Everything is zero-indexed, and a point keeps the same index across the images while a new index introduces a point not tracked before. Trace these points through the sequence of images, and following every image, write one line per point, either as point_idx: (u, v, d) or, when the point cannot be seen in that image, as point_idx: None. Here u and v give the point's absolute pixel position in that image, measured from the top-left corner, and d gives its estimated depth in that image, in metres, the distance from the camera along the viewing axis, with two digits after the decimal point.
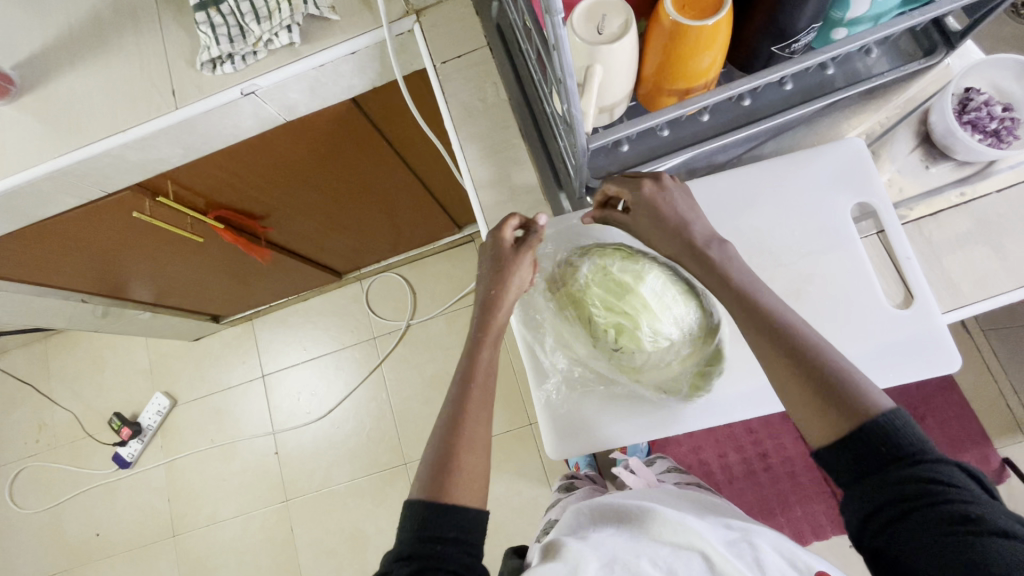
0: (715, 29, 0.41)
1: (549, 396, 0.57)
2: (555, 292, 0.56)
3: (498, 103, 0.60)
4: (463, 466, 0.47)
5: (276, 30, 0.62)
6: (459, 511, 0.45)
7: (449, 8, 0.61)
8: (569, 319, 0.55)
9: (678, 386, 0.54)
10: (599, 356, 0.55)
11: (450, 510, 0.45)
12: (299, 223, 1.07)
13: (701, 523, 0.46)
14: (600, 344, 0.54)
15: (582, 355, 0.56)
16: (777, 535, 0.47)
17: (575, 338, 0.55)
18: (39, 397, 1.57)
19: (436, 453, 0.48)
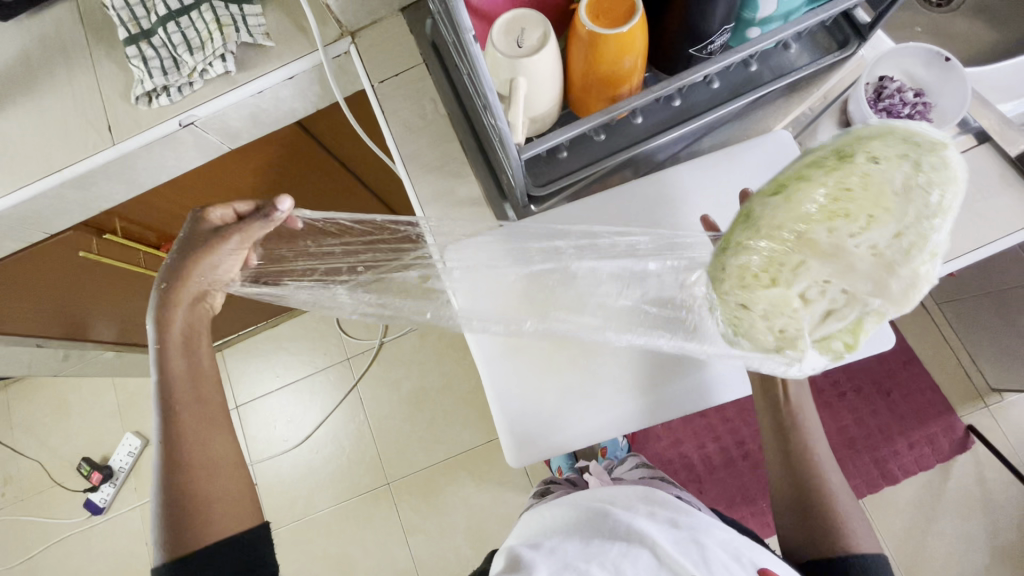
0: (630, 35, 0.42)
1: (529, 379, 0.57)
2: (900, 156, 0.42)
3: (437, 118, 0.60)
4: (207, 498, 0.51)
5: (210, 60, 0.62)
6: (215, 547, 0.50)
7: (382, 28, 0.63)
8: (865, 196, 0.42)
9: (787, 354, 0.48)
10: (796, 237, 0.44)
11: (198, 558, 0.49)
12: None
13: (652, 525, 0.47)
14: (733, 251, 0.49)
15: (853, 261, 0.42)
16: (722, 530, 0.48)
17: (845, 222, 0.43)
18: (3, 449, 1.51)
19: (165, 496, 0.50)
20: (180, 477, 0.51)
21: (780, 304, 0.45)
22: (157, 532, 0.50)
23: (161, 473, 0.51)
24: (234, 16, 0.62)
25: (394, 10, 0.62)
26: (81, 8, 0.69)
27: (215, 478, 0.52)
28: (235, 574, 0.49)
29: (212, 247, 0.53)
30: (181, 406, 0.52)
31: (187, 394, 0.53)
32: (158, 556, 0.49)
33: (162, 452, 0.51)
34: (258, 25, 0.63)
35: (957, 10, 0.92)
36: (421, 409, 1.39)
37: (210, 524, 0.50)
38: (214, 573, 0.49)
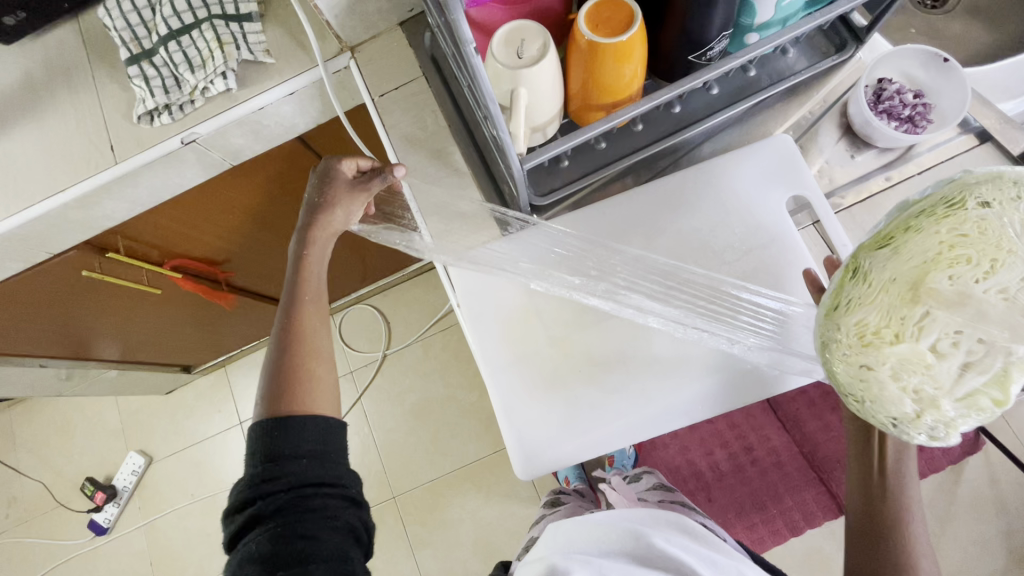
0: (630, 44, 0.42)
1: (547, 366, 0.56)
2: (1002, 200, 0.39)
3: (438, 129, 0.60)
4: (306, 381, 0.52)
5: (211, 78, 0.62)
6: (307, 421, 0.50)
7: (381, 43, 0.63)
8: (971, 236, 0.39)
9: (922, 421, 0.40)
10: (914, 290, 0.40)
11: (291, 425, 0.49)
12: (261, 265, 1.06)
13: (686, 552, 0.49)
14: (844, 310, 0.44)
15: (983, 307, 0.37)
16: (748, 566, 0.51)
17: (963, 266, 0.38)
18: (7, 470, 1.51)
19: (272, 368, 0.53)
20: (291, 356, 0.53)
21: (908, 363, 0.40)
22: (260, 397, 0.52)
23: (273, 349, 0.54)
24: (235, 34, 0.63)
25: (393, 25, 0.63)
26: (83, 31, 0.70)
27: (316, 365, 0.53)
28: (320, 446, 0.49)
29: (342, 196, 0.57)
30: (305, 300, 0.56)
31: (306, 294, 0.56)
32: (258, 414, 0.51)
33: (279, 333, 0.54)
34: (259, 42, 0.63)
35: (949, 13, 0.93)
36: (426, 421, 1.38)
37: (308, 397, 0.51)
38: (300, 443, 0.48)
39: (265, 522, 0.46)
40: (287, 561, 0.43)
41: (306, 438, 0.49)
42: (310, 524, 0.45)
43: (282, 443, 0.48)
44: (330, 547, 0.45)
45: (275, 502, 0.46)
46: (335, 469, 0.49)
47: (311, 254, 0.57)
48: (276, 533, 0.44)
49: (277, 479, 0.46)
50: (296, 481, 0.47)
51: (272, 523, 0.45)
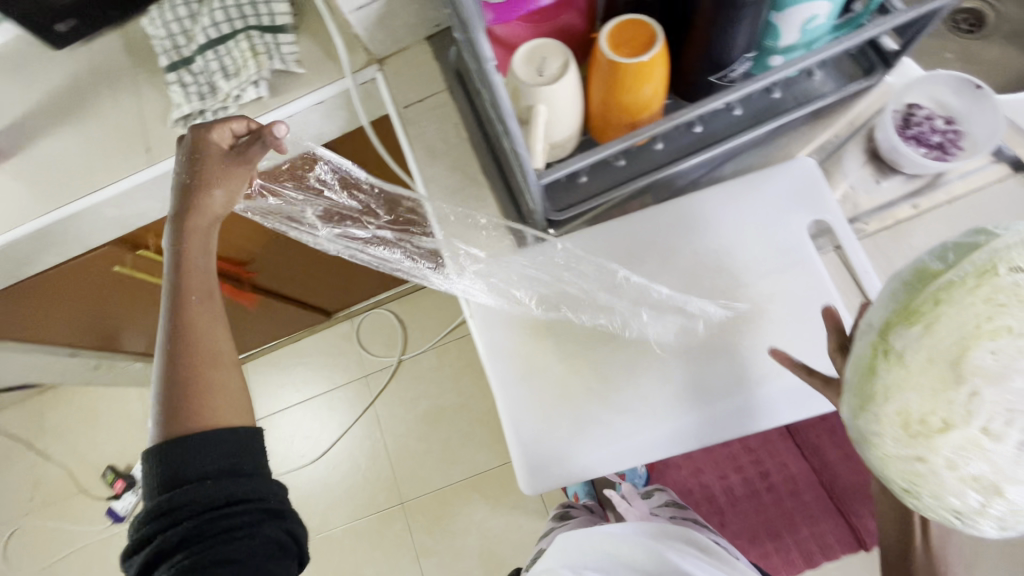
0: (650, 64, 0.42)
1: (552, 381, 0.56)
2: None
3: (460, 142, 0.61)
4: (210, 388, 0.51)
5: (244, 86, 0.64)
6: (211, 439, 0.48)
7: (408, 56, 0.65)
8: (1001, 302, 0.34)
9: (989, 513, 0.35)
10: (963, 374, 0.34)
11: (193, 446, 0.47)
12: (283, 267, 1.08)
13: (699, 569, 0.52)
14: (877, 398, 0.38)
15: None
16: None
17: (1007, 337, 0.33)
18: (34, 454, 1.57)
19: (167, 380, 0.50)
20: (188, 373, 0.51)
21: (971, 453, 0.34)
22: (156, 415, 0.50)
23: (164, 367, 0.51)
24: (269, 44, 0.65)
25: (420, 39, 0.64)
26: (128, 38, 0.73)
27: (219, 374, 0.52)
28: (228, 463, 0.48)
29: (223, 171, 0.55)
30: (193, 302, 0.53)
31: (197, 293, 0.54)
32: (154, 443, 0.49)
33: (170, 344, 0.52)
34: (291, 53, 0.66)
35: (988, 37, 0.90)
36: (437, 429, 1.38)
37: (210, 411, 0.50)
38: (204, 463, 0.47)
39: (174, 553, 0.44)
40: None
41: (205, 461, 0.47)
42: (231, 546, 0.44)
43: (180, 466, 0.46)
44: (250, 569, 0.44)
45: (181, 530, 0.44)
46: (249, 485, 0.48)
47: (196, 255, 0.55)
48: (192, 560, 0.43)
49: (183, 505, 0.45)
50: (205, 504, 0.45)
51: (181, 556, 0.44)
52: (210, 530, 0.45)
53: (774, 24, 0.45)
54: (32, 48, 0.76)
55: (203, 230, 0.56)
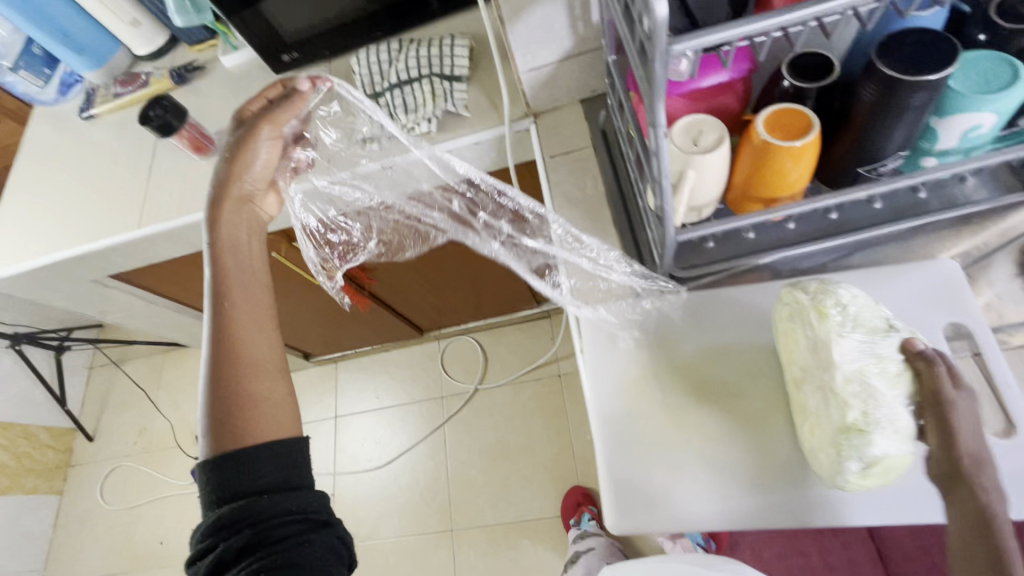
0: (803, 149, 0.46)
1: (653, 429, 0.55)
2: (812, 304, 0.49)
3: (596, 193, 0.67)
4: (257, 398, 0.56)
5: (419, 121, 0.76)
6: (258, 456, 0.52)
7: (561, 113, 0.73)
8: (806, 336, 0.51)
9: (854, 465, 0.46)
10: (791, 382, 0.52)
11: (243, 461, 0.52)
12: (397, 279, 1.19)
13: None
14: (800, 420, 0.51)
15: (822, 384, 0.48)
16: None
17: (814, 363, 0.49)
18: (147, 404, 1.78)
19: (217, 396, 0.55)
20: (221, 380, 0.56)
21: (823, 424, 0.47)
22: (206, 433, 0.55)
23: (205, 381, 0.56)
24: (446, 89, 0.76)
25: (574, 100, 0.73)
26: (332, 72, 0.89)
27: (249, 376, 0.57)
28: (277, 474, 0.53)
29: (251, 138, 0.66)
30: (236, 307, 0.59)
31: (235, 297, 0.60)
32: (207, 455, 0.54)
33: (209, 354, 0.57)
34: (461, 98, 0.76)
35: None
36: (499, 464, 1.40)
37: (259, 427, 0.55)
38: (257, 477, 0.52)
39: (236, 563, 0.49)
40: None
41: (260, 475, 0.52)
42: (291, 550, 0.49)
43: (232, 480, 0.52)
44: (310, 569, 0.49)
45: (242, 541, 0.49)
46: (298, 498, 0.53)
47: (227, 264, 0.61)
48: (256, 567, 0.48)
49: (241, 519, 0.50)
50: (261, 517, 0.50)
51: (242, 564, 0.49)
52: (265, 543, 0.49)
53: (933, 127, 0.46)
54: (257, 71, 0.95)
55: (230, 245, 0.63)
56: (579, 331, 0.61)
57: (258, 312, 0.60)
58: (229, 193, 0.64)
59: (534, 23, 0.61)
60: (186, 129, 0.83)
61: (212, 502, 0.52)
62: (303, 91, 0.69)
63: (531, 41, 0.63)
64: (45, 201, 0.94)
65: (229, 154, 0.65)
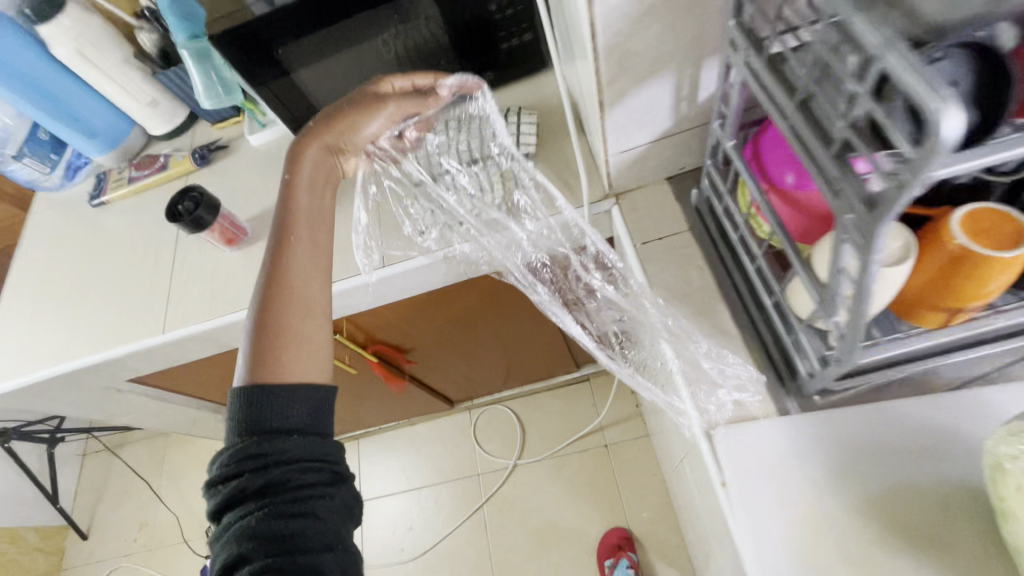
0: (1016, 261, 0.39)
1: None
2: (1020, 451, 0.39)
3: (704, 286, 0.59)
4: (303, 339, 0.54)
5: (488, 207, 0.67)
6: (295, 394, 0.50)
7: (647, 193, 0.66)
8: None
9: None
10: None
11: (275, 394, 0.50)
12: (437, 358, 1.09)
13: None
14: None
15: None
16: None
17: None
18: (149, 494, 1.63)
19: (264, 327, 0.54)
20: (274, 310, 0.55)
21: None
22: (250, 349, 0.53)
23: (257, 302, 0.56)
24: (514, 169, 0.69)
25: (660, 178, 0.66)
26: None
27: (294, 313, 0.55)
28: (305, 418, 0.50)
29: (364, 107, 0.61)
30: (298, 236, 0.59)
31: (297, 234, 0.59)
32: (241, 381, 0.52)
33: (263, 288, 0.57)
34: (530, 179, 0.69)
35: None
36: (548, 550, 1.28)
37: (295, 368, 0.53)
38: (288, 417, 0.50)
39: (253, 498, 0.46)
40: (281, 537, 0.44)
41: (289, 413, 0.50)
42: (314, 503, 0.47)
43: (262, 412, 0.49)
44: (328, 526, 0.47)
45: (263, 478, 0.46)
46: (322, 447, 0.50)
47: (298, 205, 0.61)
48: (273, 509, 0.45)
49: (267, 455, 0.47)
50: (286, 456, 0.47)
51: (257, 507, 0.46)
52: (286, 484, 0.46)
53: None
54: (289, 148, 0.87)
55: (307, 182, 0.62)
56: (719, 460, 0.50)
57: (315, 256, 0.59)
58: (320, 138, 0.62)
59: (636, 106, 0.54)
60: (218, 221, 0.74)
61: (234, 417, 0.49)
62: (440, 96, 0.63)
63: (628, 124, 0.56)
64: (53, 302, 0.85)
65: (350, 107, 0.61)
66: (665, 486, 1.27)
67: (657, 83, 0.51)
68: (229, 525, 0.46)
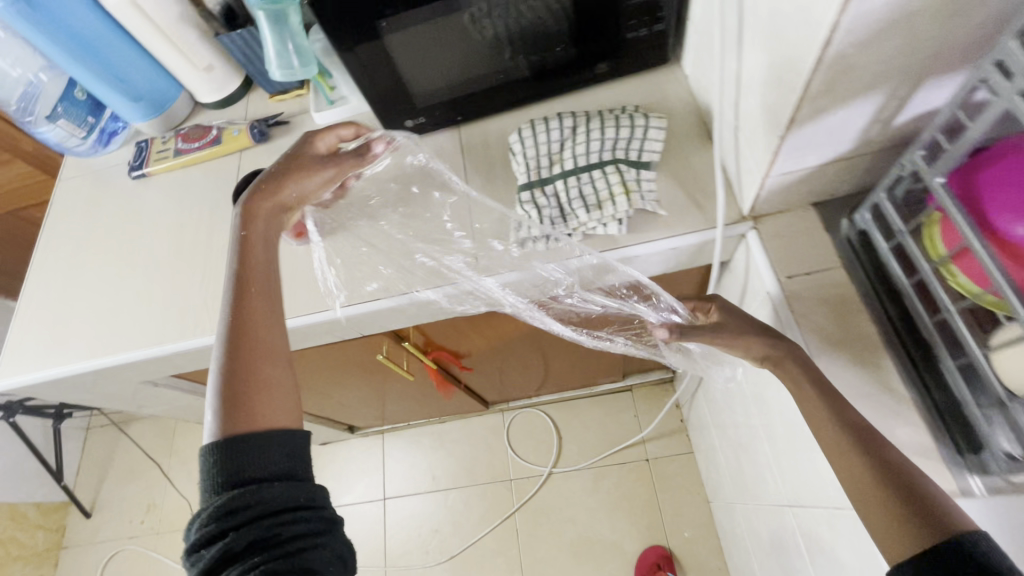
0: None
1: None
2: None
3: (861, 333, 0.53)
4: (263, 383, 0.45)
5: (605, 220, 0.61)
6: (263, 439, 0.42)
7: (789, 220, 0.58)
8: None
9: None
10: None
11: (247, 441, 0.42)
12: (491, 364, 1.02)
13: None
14: None
15: None
16: None
17: None
18: (157, 475, 1.55)
19: (222, 375, 0.45)
20: (244, 356, 0.46)
21: None
22: (210, 407, 0.44)
23: (223, 351, 0.47)
24: (636, 180, 0.61)
25: (805, 203, 0.58)
26: (463, 140, 0.74)
27: (269, 356, 0.47)
28: (284, 460, 0.42)
29: (301, 169, 0.58)
30: (254, 275, 0.51)
31: (252, 273, 0.51)
32: (209, 437, 0.43)
33: (224, 330, 0.48)
34: (651, 192, 0.61)
35: None
36: (582, 564, 1.24)
37: (262, 411, 0.44)
38: (263, 462, 0.42)
39: (240, 560, 0.38)
40: None
41: (267, 458, 0.42)
42: (306, 556, 0.40)
43: (236, 462, 0.41)
44: None
45: (249, 535, 0.39)
46: (303, 488, 0.42)
47: (252, 247, 0.53)
48: (269, 568, 0.38)
49: (248, 508, 0.39)
50: (265, 505, 0.40)
51: (246, 569, 0.38)
52: (279, 538, 0.39)
53: None
54: None
55: (263, 238, 0.54)
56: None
57: (271, 289, 0.51)
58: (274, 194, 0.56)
59: (824, 128, 0.46)
60: None
61: (209, 476, 0.41)
62: (374, 153, 0.63)
63: (805, 145, 0.48)
64: (90, 285, 0.76)
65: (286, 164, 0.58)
66: (708, 507, 1.23)
67: (860, 103, 0.44)
68: None
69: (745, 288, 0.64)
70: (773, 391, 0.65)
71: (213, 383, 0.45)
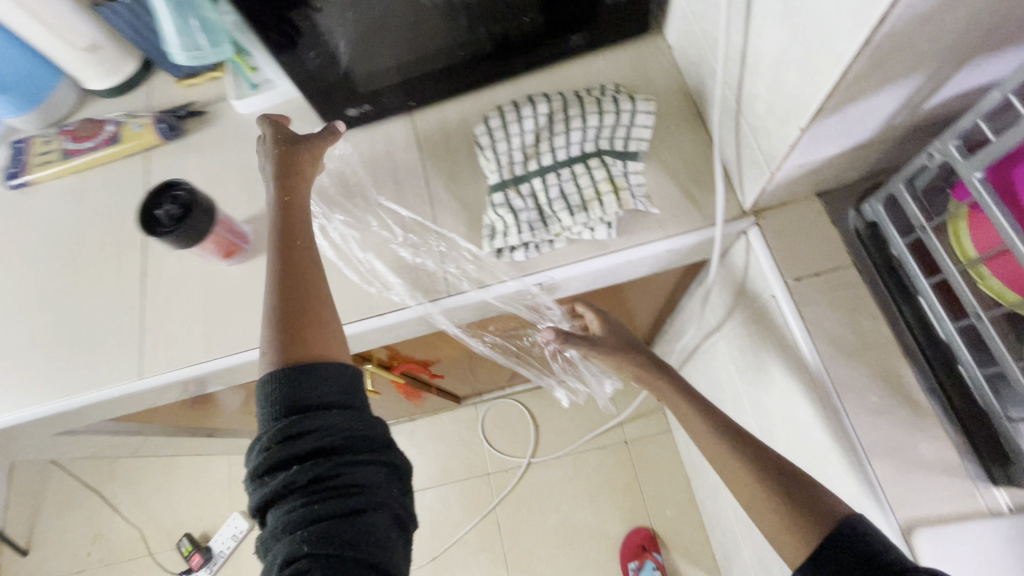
0: None
1: None
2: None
3: (877, 339, 0.48)
4: (315, 320, 0.42)
5: (591, 224, 0.53)
6: (319, 371, 0.39)
7: (793, 214, 0.53)
8: None
9: None
10: None
11: (303, 369, 0.39)
12: (464, 368, 0.95)
13: None
14: None
15: None
16: None
17: None
18: (100, 502, 1.41)
19: (275, 310, 0.42)
20: (290, 298, 0.43)
21: None
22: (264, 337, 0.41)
23: (273, 288, 0.44)
24: (624, 174, 0.54)
25: (810, 194, 0.53)
26: (417, 129, 0.63)
27: (318, 288, 0.44)
28: (339, 392, 0.39)
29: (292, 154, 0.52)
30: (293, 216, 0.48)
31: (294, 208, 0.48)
32: (265, 364, 0.40)
33: (274, 266, 0.45)
34: (640, 187, 0.54)
35: None
36: (567, 552, 1.22)
37: (315, 342, 0.41)
38: (321, 390, 0.38)
39: (295, 504, 0.35)
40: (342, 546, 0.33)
41: (321, 389, 0.38)
42: (364, 506, 0.35)
43: (294, 390, 0.38)
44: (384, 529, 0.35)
45: (308, 469, 0.35)
46: (366, 428, 0.39)
47: (288, 187, 0.49)
48: (321, 513, 0.34)
49: (307, 435, 0.36)
50: (325, 442, 0.36)
51: (299, 520, 0.34)
52: (339, 479, 0.36)
53: None
54: (293, 119, 0.66)
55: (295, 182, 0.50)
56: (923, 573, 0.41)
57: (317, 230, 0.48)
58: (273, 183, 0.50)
59: (850, 115, 0.39)
60: (216, 231, 0.54)
61: (264, 405, 0.38)
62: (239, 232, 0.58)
63: (824, 136, 0.42)
64: None
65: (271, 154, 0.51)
66: (688, 483, 1.23)
67: (892, 87, 0.37)
68: (276, 533, 0.35)
69: (744, 287, 0.59)
70: (773, 397, 0.59)
71: (265, 313, 0.43)
